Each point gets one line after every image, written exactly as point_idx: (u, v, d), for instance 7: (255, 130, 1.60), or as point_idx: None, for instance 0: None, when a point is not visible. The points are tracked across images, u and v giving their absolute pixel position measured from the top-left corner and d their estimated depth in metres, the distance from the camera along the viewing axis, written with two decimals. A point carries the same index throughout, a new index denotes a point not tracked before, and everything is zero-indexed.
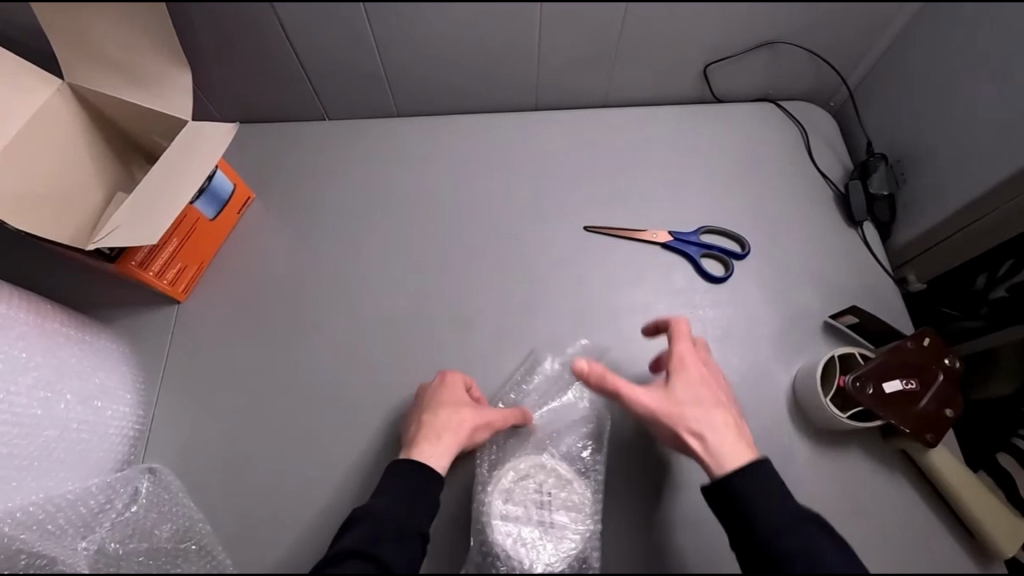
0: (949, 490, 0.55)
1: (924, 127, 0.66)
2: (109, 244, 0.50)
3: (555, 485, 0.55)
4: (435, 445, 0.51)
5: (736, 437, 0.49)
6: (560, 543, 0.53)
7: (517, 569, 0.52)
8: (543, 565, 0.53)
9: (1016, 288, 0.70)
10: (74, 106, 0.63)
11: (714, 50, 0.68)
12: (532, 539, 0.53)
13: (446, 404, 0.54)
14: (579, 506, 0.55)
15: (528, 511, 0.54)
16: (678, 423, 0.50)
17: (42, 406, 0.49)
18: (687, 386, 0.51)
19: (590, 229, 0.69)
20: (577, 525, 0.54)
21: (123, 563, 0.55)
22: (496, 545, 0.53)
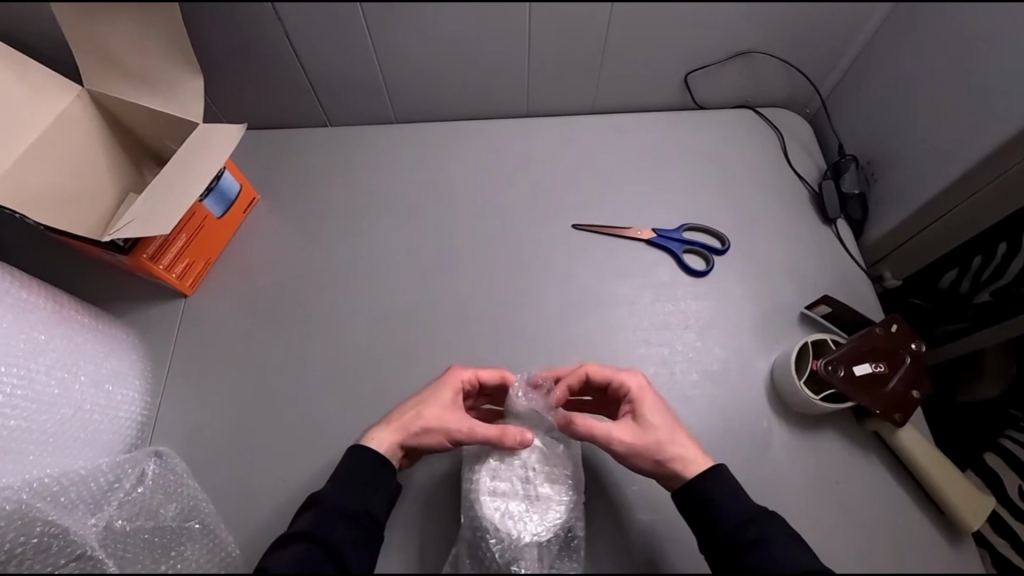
0: (919, 469, 0.58)
1: (890, 130, 0.71)
2: (127, 235, 0.54)
3: (538, 461, 0.58)
4: (383, 428, 0.56)
5: (696, 449, 0.54)
6: (546, 514, 0.56)
7: (507, 540, 0.55)
8: (532, 536, 0.55)
9: (1000, 292, 0.72)
10: (91, 111, 0.67)
11: (693, 60, 0.73)
12: (520, 512, 0.56)
13: (428, 398, 0.58)
14: (562, 479, 0.58)
15: (514, 485, 0.57)
16: (651, 455, 0.54)
17: (60, 385, 0.52)
18: (652, 414, 0.55)
19: (578, 227, 0.73)
20: (561, 496, 0.57)
21: (130, 540, 0.57)
22: (488, 519, 0.55)
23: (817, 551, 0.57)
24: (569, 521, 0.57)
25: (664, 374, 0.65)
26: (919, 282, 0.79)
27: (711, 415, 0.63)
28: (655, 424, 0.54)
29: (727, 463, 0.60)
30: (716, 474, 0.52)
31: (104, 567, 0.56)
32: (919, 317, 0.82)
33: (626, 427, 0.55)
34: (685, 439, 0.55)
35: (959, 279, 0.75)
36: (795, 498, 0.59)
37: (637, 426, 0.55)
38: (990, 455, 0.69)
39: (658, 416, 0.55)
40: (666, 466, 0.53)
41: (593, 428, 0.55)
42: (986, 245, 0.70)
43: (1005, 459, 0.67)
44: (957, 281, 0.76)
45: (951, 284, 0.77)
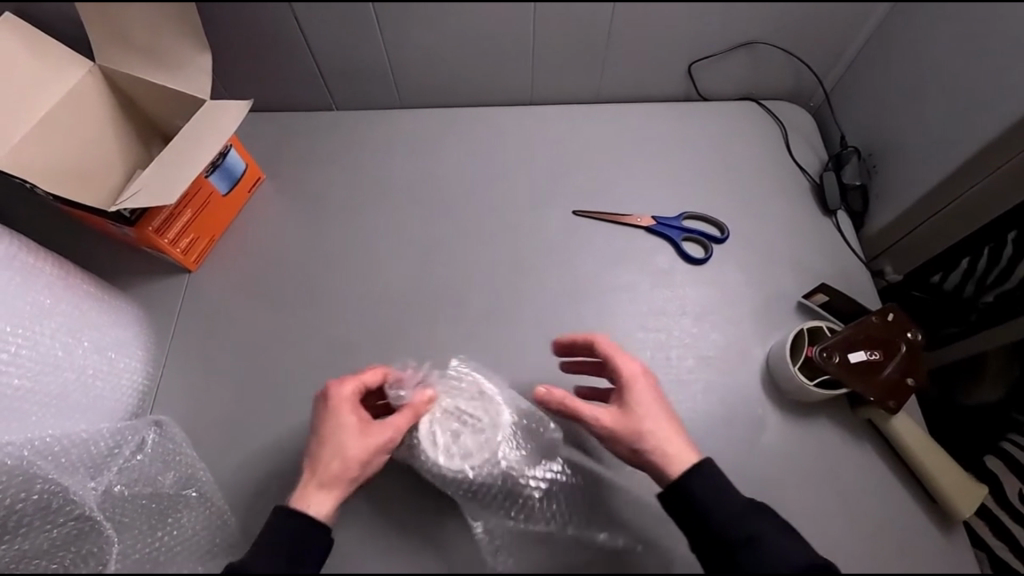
0: (917, 460, 0.58)
1: (893, 121, 0.71)
2: (133, 204, 0.56)
3: (448, 401, 0.59)
4: (312, 488, 0.50)
5: (682, 444, 0.53)
6: (493, 425, 0.59)
7: (484, 467, 0.58)
8: (508, 454, 0.59)
9: (1005, 293, 0.73)
10: (101, 87, 0.68)
11: (697, 49, 0.74)
12: (470, 445, 0.58)
13: (334, 438, 0.52)
14: (477, 395, 0.60)
15: (449, 434, 0.58)
16: (637, 444, 0.53)
17: (63, 348, 0.53)
18: (640, 405, 0.54)
19: (578, 213, 0.73)
20: (487, 405, 0.60)
21: (127, 506, 0.58)
22: (464, 471, 0.57)
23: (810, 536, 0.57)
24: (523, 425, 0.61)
25: (659, 359, 0.65)
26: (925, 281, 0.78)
27: (706, 401, 0.63)
28: (643, 414, 0.54)
29: (720, 447, 0.61)
30: (700, 464, 0.51)
31: (99, 530, 0.57)
32: (926, 318, 0.82)
33: (613, 416, 0.54)
34: (671, 429, 0.54)
35: (964, 281, 0.76)
36: (786, 483, 0.59)
37: (622, 413, 0.54)
38: (991, 457, 0.69)
39: (648, 408, 0.54)
40: (650, 458, 0.53)
41: (580, 415, 0.54)
42: (995, 239, 0.69)
43: (1006, 463, 0.67)
44: (962, 284, 0.76)
45: (955, 286, 0.77)
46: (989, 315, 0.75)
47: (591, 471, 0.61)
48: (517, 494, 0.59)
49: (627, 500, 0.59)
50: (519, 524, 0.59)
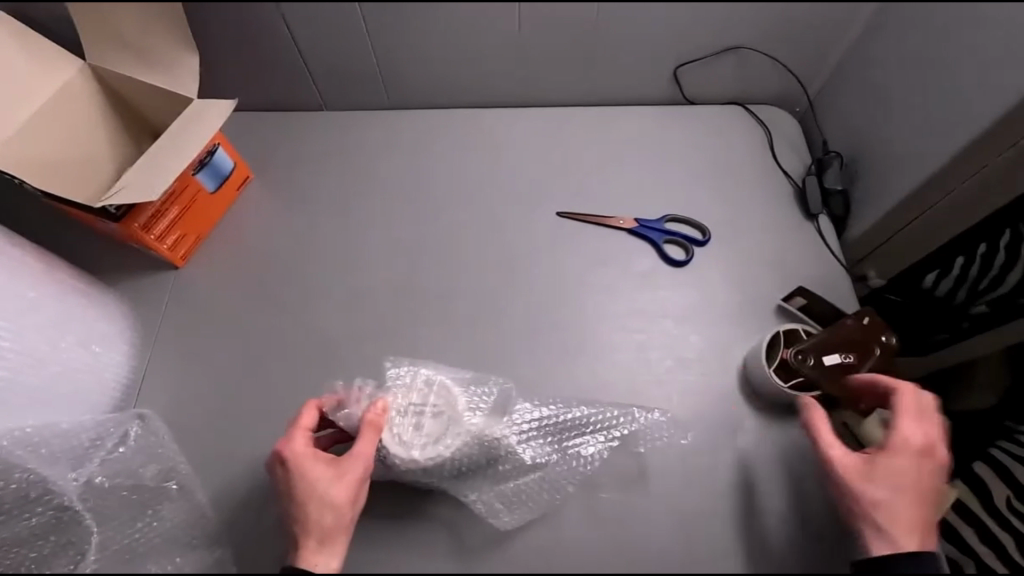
0: None
1: (875, 126, 0.71)
2: (119, 200, 0.57)
3: (401, 398, 0.58)
4: (313, 543, 0.50)
5: (920, 524, 0.48)
6: (456, 402, 0.59)
7: (465, 434, 0.57)
8: (471, 420, 0.58)
9: (997, 301, 0.71)
10: (90, 86, 0.69)
11: (682, 53, 0.75)
12: (437, 429, 0.57)
13: (308, 490, 0.50)
14: (428, 386, 0.59)
15: (411, 428, 0.57)
16: (871, 511, 0.49)
17: (47, 341, 0.54)
18: (893, 467, 0.49)
19: (562, 215, 0.74)
20: (443, 390, 0.59)
21: (109, 496, 0.58)
22: (441, 455, 0.56)
23: (782, 535, 0.58)
24: (469, 390, 0.61)
25: (638, 360, 0.66)
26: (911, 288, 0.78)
27: (683, 402, 0.64)
28: (885, 479, 0.49)
29: (695, 448, 0.61)
30: (920, 553, 0.47)
31: (78, 520, 0.57)
32: (912, 326, 0.82)
33: (858, 465, 0.51)
34: (918, 509, 0.49)
35: (956, 287, 0.75)
36: (760, 483, 0.60)
37: (866, 463, 0.50)
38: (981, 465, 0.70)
39: (906, 476, 0.49)
40: (875, 528, 0.49)
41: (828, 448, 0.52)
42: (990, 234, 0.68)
43: (995, 470, 0.68)
44: (954, 290, 0.75)
45: (948, 293, 0.76)
46: (979, 324, 0.74)
47: (558, 414, 0.62)
48: (496, 452, 0.59)
49: (598, 445, 0.61)
50: (509, 482, 0.59)
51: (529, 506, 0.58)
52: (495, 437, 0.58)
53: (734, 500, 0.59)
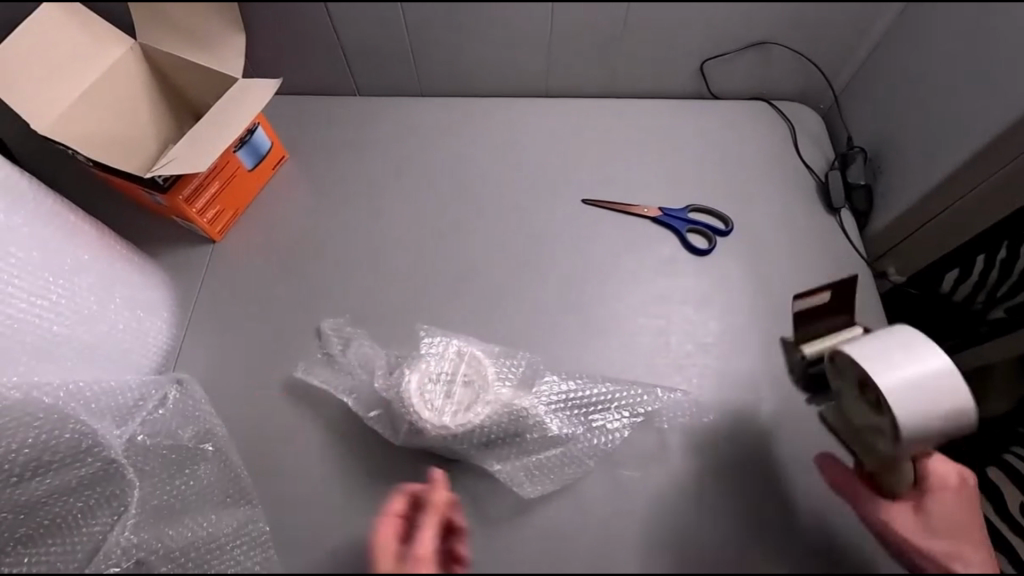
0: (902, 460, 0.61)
1: (899, 122, 0.72)
2: (167, 172, 0.60)
3: (433, 369, 0.61)
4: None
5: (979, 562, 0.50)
6: (484, 376, 0.61)
7: (496, 405, 0.60)
8: (499, 390, 0.61)
9: (1015, 309, 0.76)
10: (139, 65, 0.72)
11: (709, 47, 0.76)
12: (466, 401, 0.59)
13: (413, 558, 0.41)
14: (462, 356, 0.62)
15: (444, 397, 0.59)
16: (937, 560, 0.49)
17: (98, 303, 0.57)
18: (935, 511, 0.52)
19: (588, 202, 0.76)
20: (474, 361, 0.62)
21: (150, 454, 0.61)
22: (472, 422, 0.58)
23: None
24: (498, 362, 0.65)
25: (659, 344, 0.68)
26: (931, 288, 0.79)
27: (702, 385, 0.65)
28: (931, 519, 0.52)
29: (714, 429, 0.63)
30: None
31: (121, 474, 0.59)
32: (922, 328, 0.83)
33: (906, 516, 0.52)
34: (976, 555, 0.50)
35: (975, 292, 0.78)
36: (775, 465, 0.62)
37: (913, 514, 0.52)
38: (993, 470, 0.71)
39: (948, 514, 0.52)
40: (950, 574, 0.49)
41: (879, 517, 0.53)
42: (991, 246, 0.73)
43: None
44: (973, 296, 0.79)
45: (966, 298, 0.79)
46: (994, 329, 0.78)
47: (581, 390, 0.65)
48: (523, 423, 0.61)
49: (620, 422, 0.63)
50: (533, 454, 0.61)
51: (551, 478, 0.60)
52: (521, 406, 0.61)
53: None
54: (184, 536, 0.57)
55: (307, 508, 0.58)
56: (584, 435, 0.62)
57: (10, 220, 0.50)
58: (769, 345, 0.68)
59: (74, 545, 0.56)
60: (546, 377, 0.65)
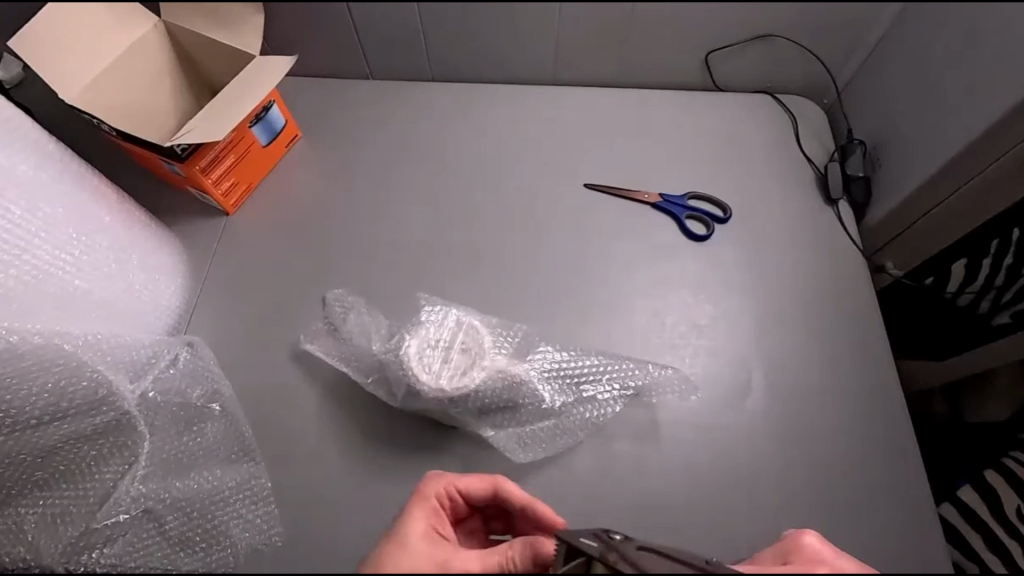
0: (892, 448, 0.64)
1: (899, 117, 0.73)
2: (187, 141, 0.63)
3: (433, 332, 0.63)
4: None
5: None
6: (482, 344, 0.63)
7: (492, 371, 0.61)
8: (496, 357, 0.63)
9: (1019, 314, 0.73)
10: (163, 40, 0.75)
11: (714, 39, 0.77)
12: (463, 365, 0.61)
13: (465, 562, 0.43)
14: (460, 324, 0.64)
15: (441, 361, 0.61)
16: None
17: (117, 262, 0.60)
18: None
19: (590, 186, 0.78)
20: (473, 329, 0.64)
21: (160, 410, 0.64)
22: (468, 386, 0.60)
23: (779, 491, 0.61)
24: (496, 333, 0.67)
25: (654, 325, 0.69)
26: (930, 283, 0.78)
27: (694, 365, 0.67)
28: None
29: (704, 407, 0.65)
30: None
31: (133, 426, 0.62)
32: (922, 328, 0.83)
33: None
34: None
35: (980, 296, 0.77)
36: (762, 443, 0.63)
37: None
38: (992, 472, 0.73)
39: None
40: None
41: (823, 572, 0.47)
42: (996, 245, 0.70)
43: (1005, 477, 0.72)
44: (978, 298, 0.77)
45: (971, 301, 0.78)
46: (999, 334, 0.76)
47: (572, 361, 0.66)
48: (518, 390, 0.63)
49: (612, 395, 0.65)
50: (526, 424, 0.63)
51: (543, 446, 0.62)
52: (516, 372, 0.62)
53: (738, 455, 0.63)
54: (189, 488, 0.61)
55: (309, 465, 0.61)
56: (576, 408, 0.64)
57: (41, 175, 0.53)
58: (761, 329, 0.69)
59: (86, 490, 0.60)
60: (541, 351, 0.66)
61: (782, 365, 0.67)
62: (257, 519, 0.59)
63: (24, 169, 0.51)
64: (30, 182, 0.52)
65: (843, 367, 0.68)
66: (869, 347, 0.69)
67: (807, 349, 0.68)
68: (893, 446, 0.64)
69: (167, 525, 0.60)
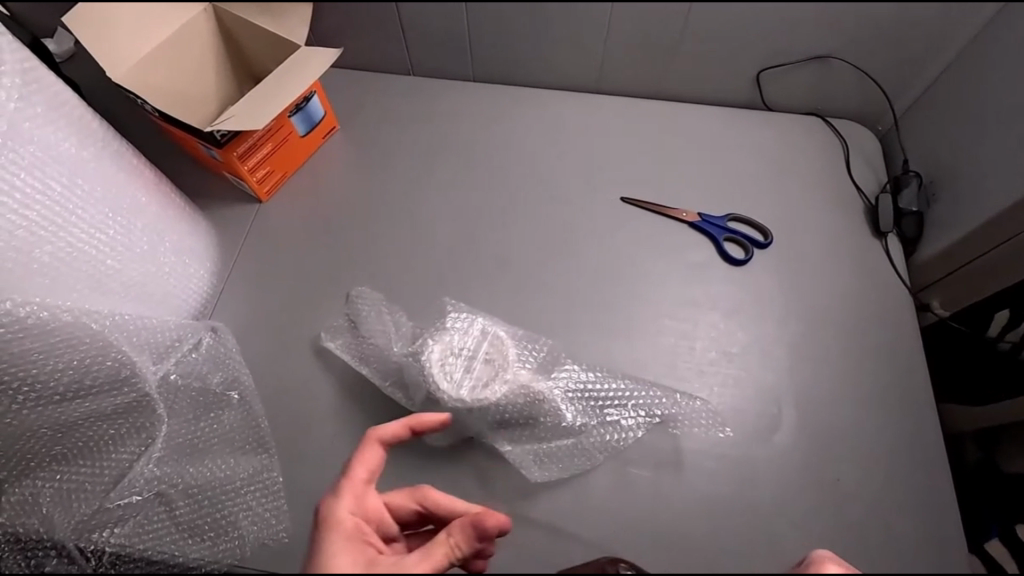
0: (930, 499, 0.61)
1: (959, 150, 0.69)
2: (226, 127, 0.63)
3: (457, 341, 0.62)
4: None
5: None
6: (507, 358, 0.62)
7: (516, 386, 0.60)
8: (519, 371, 0.62)
9: None
10: (212, 24, 0.76)
11: (767, 56, 0.75)
12: (486, 378, 0.60)
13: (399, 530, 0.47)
14: (485, 335, 0.63)
15: (464, 371, 0.60)
16: None
17: (149, 243, 0.60)
18: None
19: (625, 200, 0.76)
20: (497, 342, 0.63)
21: (180, 394, 0.65)
22: (490, 398, 0.59)
23: (803, 534, 0.58)
24: (521, 345, 0.65)
25: (682, 348, 0.67)
26: (979, 327, 0.73)
27: (723, 394, 0.64)
28: None
29: (729, 441, 0.62)
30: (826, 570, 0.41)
31: (152, 408, 0.62)
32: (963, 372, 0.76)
33: None
34: None
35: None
36: (789, 483, 0.60)
37: None
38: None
39: None
40: None
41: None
42: None
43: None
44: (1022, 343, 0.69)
45: (1015, 344, 0.70)
46: None
47: (598, 382, 0.64)
48: (541, 409, 0.61)
49: (635, 420, 0.62)
50: (546, 441, 0.61)
51: (560, 466, 0.60)
52: (540, 390, 0.61)
53: (762, 492, 0.60)
54: (203, 475, 0.61)
55: (319, 465, 0.60)
56: (598, 430, 0.62)
57: (81, 153, 0.52)
58: (795, 362, 0.66)
59: (104, 468, 0.61)
60: (565, 368, 0.65)
61: (815, 404, 0.64)
62: (267, 513, 0.59)
63: (66, 146, 0.51)
64: (72, 160, 0.52)
65: (880, 410, 0.64)
66: (910, 391, 0.65)
67: (844, 385, 0.65)
68: (930, 497, 0.61)
69: (177, 511, 0.60)
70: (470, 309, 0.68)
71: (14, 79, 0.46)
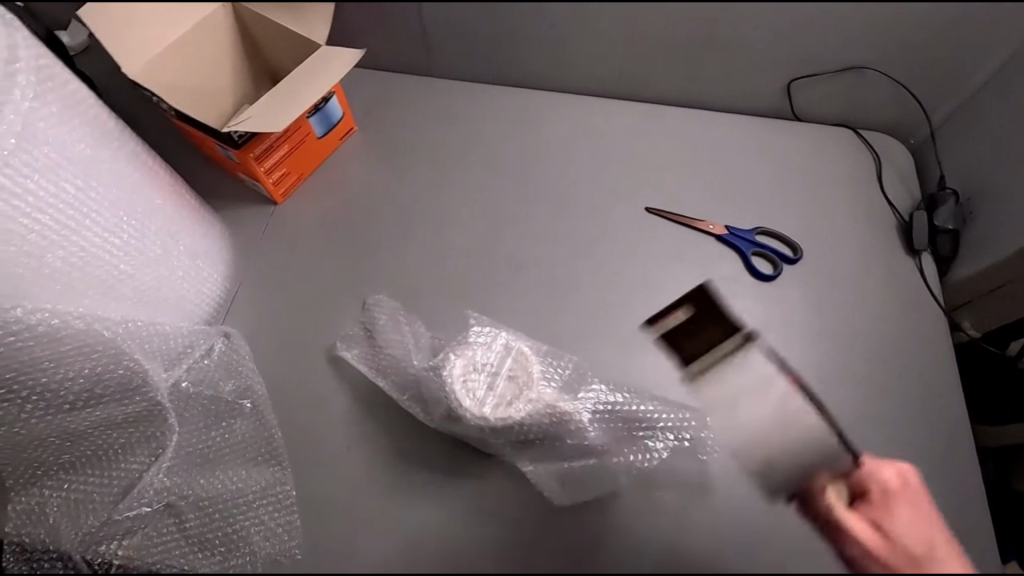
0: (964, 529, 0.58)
1: (999, 168, 0.67)
2: (244, 128, 0.61)
3: (481, 357, 0.61)
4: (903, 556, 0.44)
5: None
6: (531, 375, 0.60)
7: (540, 403, 0.58)
8: (544, 389, 0.60)
9: None
10: (229, 20, 0.74)
11: (800, 66, 0.72)
12: (509, 396, 0.58)
13: None
14: (511, 351, 0.62)
15: (486, 388, 0.59)
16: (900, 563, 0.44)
17: (162, 247, 0.59)
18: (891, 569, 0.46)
19: (651, 210, 0.73)
20: (521, 358, 0.61)
21: (191, 402, 0.63)
22: (513, 417, 0.57)
23: None
24: (545, 362, 0.63)
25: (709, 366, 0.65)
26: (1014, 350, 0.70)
27: None
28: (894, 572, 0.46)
29: None
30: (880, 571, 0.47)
31: (162, 417, 0.61)
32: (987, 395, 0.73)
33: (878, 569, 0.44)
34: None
35: None
36: None
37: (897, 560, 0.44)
38: None
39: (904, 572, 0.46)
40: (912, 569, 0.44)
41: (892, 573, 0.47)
42: None
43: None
44: None
45: None
46: None
47: (625, 404, 0.62)
48: (566, 427, 0.58)
49: (659, 441, 0.61)
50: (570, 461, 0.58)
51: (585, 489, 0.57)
52: (565, 409, 0.58)
53: None
54: (213, 487, 0.59)
55: (334, 480, 0.58)
56: (622, 450, 0.60)
57: (97, 154, 0.51)
58: (825, 384, 0.64)
59: (112, 478, 0.59)
60: (591, 386, 0.63)
61: (846, 428, 0.62)
62: (279, 528, 0.57)
63: (82, 146, 0.49)
64: (87, 161, 0.50)
65: (914, 435, 0.62)
66: (945, 418, 0.63)
67: (876, 409, 0.63)
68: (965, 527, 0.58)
69: (187, 524, 0.58)
70: (493, 321, 0.66)
71: (29, 78, 0.45)
